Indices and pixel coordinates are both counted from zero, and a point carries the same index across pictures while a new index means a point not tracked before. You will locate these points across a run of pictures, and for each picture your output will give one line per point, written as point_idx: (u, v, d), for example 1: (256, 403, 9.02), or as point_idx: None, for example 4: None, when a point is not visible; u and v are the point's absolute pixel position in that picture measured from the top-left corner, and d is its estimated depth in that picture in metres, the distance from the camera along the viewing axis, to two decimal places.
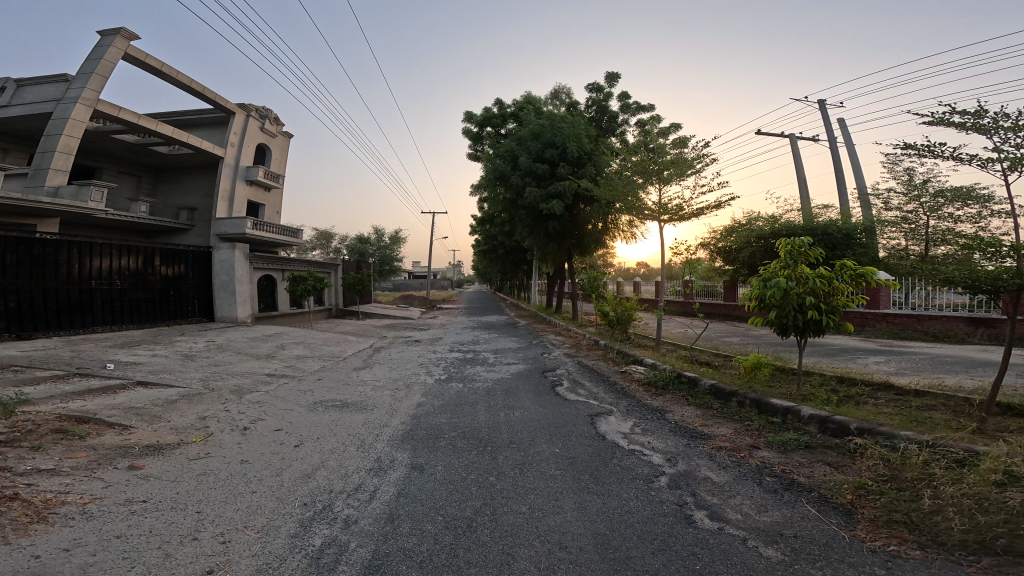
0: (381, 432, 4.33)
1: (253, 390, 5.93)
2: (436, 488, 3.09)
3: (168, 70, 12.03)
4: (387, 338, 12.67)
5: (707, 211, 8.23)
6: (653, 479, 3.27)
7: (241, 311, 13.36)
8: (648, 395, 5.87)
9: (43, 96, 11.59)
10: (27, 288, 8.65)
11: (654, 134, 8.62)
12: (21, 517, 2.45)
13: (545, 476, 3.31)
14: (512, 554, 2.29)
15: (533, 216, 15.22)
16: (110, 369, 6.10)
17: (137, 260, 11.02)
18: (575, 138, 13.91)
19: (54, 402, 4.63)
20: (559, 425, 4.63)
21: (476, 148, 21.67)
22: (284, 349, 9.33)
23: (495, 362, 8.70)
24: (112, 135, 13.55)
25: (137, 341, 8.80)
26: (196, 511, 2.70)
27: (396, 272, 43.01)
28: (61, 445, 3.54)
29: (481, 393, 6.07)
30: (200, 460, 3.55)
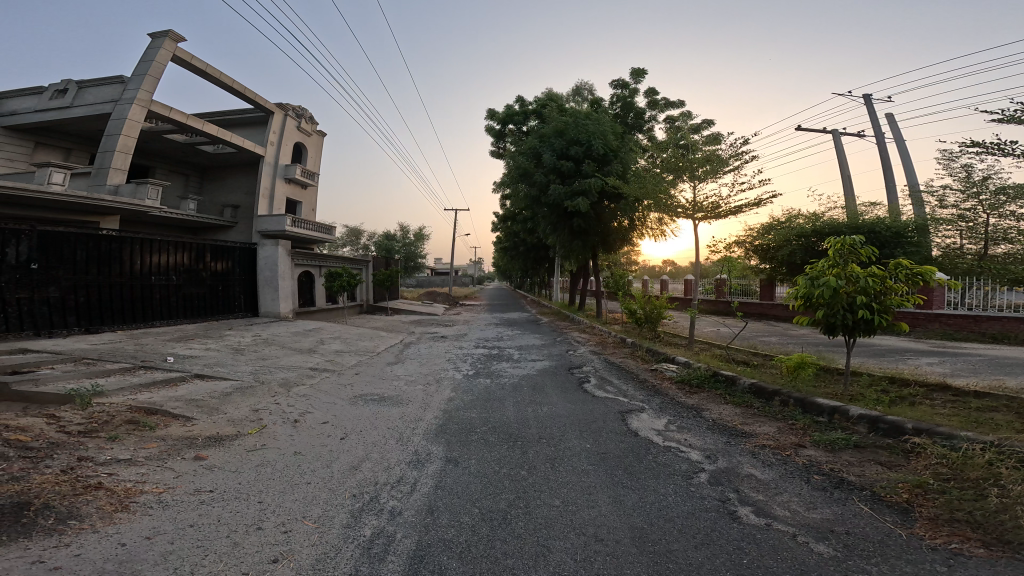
0: (416, 426, 4.43)
1: (299, 384, 6.14)
2: (471, 481, 3.15)
3: (212, 70, 12.46)
4: (416, 334, 12.87)
5: (746, 209, 8.04)
6: (693, 475, 3.26)
7: (282, 306, 13.76)
8: (683, 394, 5.81)
9: (102, 98, 12.19)
10: (95, 283, 9.09)
11: (687, 130, 8.50)
12: (107, 506, 2.65)
13: (578, 470, 3.35)
14: (547, 546, 2.32)
15: (558, 214, 15.20)
16: (170, 362, 6.42)
17: (188, 256, 11.45)
18: (601, 136, 13.81)
19: (125, 393, 4.91)
20: (589, 421, 4.65)
21: (499, 146, 21.87)
22: (322, 344, 9.58)
23: (521, 358, 8.76)
24: (161, 135, 14.15)
25: (189, 334, 9.17)
26: (257, 502, 2.84)
27: (420, 269, 43.57)
28: (134, 436, 3.78)
29: (508, 389, 6.13)
30: (256, 451, 3.72)
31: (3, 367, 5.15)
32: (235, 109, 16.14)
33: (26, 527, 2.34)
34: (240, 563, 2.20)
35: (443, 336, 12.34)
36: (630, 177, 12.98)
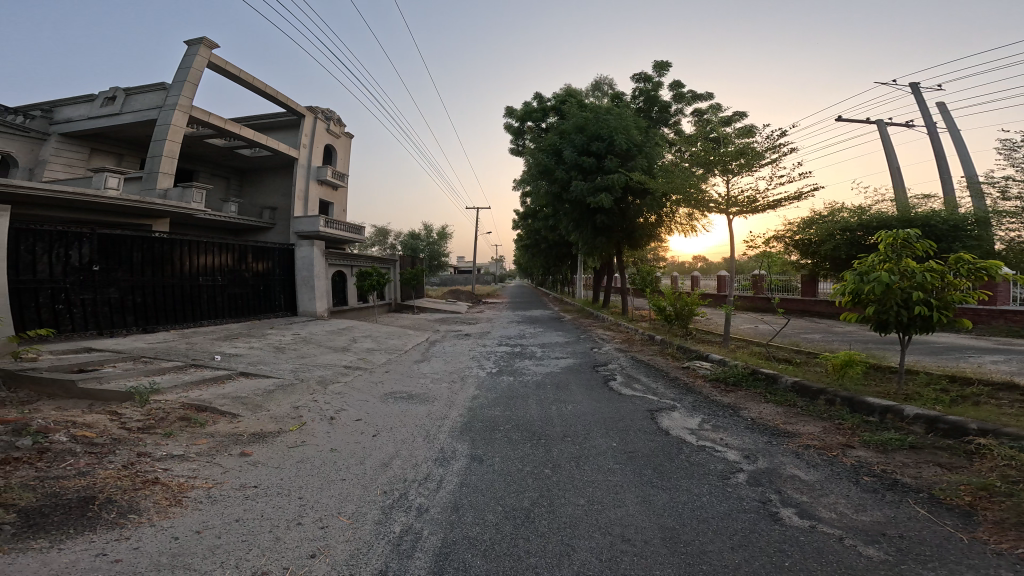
0: (442, 424, 4.49)
1: (334, 381, 6.32)
2: (495, 479, 3.18)
3: (246, 75, 12.86)
4: (441, 332, 13.02)
5: (785, 202, 7.80)
6: (729, 475, 3.21)
7: (318, 305, 14.11)
8: (718, 392, 5.73)
9: (147, 105, 12.79)
10: (151, 284, 9.52)
11: (717, 123, 8.32)
12: (163, 500, 2.84)
13: (603, 469, 3.34)
14: (572, 545, 2.33)
15: (581, 211, 15.10)
16: (217, 360, 6.71)
17: (232, 257, 11.85)
18: (624, 131, 13.61)
19: (179, 390, 5.17)
20: (617, 420, 4.63)
21: (518, 143, 21.88)
22: (356, 342, 9.83)
23: (544, 356, 8.77)
24: (202, 140, 14.75)
25: (234, 333, 9.55)
26: (298, 497, 2.95)
27: (443, 267, 44.05)
28: (187, 433, 4.02)
29: (531, 387, 6.15)
30: (296, 448, 3.88)
31: (72, 363, 5.51)
32: (268, 114, 16.68)
33: (92, 521, 2.53)
34: (281, 556, 2.29)
35: (467, 334, 12.45)
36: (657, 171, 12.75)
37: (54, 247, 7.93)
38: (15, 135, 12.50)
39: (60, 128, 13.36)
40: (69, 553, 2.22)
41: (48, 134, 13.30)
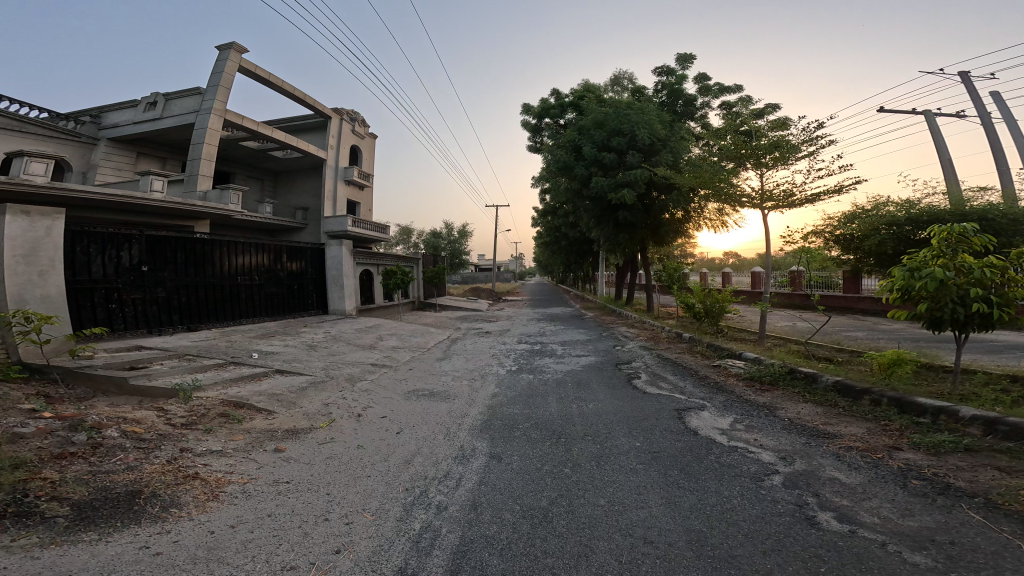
0: (462, 422, 4.51)
1: (362, 379, 6.44)
2: (513, 477, 3.16)
3: (275, 79, 13.21)
4: (462, 330, 13.10)
5: (823, 197, 7.54)
6: (763, 478, 3.13)
7: (348, 304, 14.34)
8: (752, 391, 5.60)
9: (185, 109, 13.32)
10: (194, 284, 9.81)
11: (748, 116, 8.11)
12: (201, 495, 2.94)
13: (625, 469, 3.29)
14: (590, 546, 2.28)
15: (602, 207, 14.97)
16: (255, 357, 6.92)
17: (268, 257, 12.15)
18: (646, 125, 13.33)
19: (220, 387, 5.38)
20: (641, 419, 4.56)
21: (535, 140, 21.83)
22: (382, 340, 10.00)
23: (564, 354, 8.72)
24: (237, 143, 15.25)
25: (270, 331, 9.84)
26: (326, 493, 3.02)
27: (464, 265, 44.38)
28: (226, 429, 4.18)
29: (552, 384, 6.14)
30: (327, 444, 3.97)
31: (123, 360, 5.78)
32: (296, 117, 17.10)
33: (138, 514, 2.66)
34: (308, 552, 2.34)
35: (487, 332, 12.50)
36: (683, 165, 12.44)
37: (106, 249, 8.15)
38: (67, 141, 13.16)
39: (107, 133, 13.99)
40: (114, 545, 2.33)
41: (97, 139, 13.94)
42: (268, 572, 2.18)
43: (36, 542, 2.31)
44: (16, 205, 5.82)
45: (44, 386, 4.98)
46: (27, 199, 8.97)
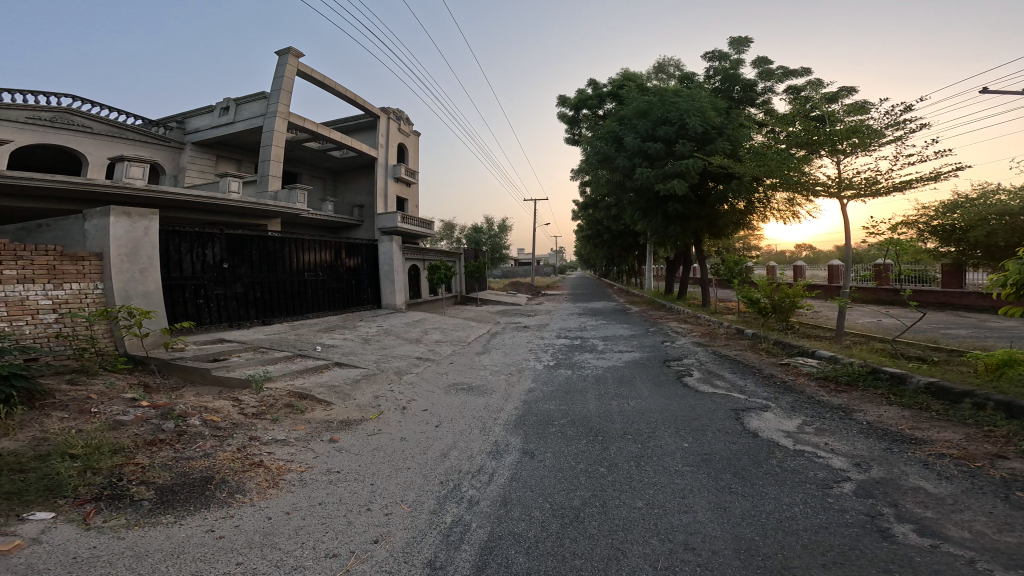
0: (498, 416, 4.49)
1: (408, 372, 6.60)
2: (546, 475, 3.07)
3: (329, 82, 13.82)
4: (501, 324, 13.15)
5: (917, 183, 6.83)
6: (831, 485, 2.86)
7: (399, 299, 14.65)
8: (825, 392, 5.18)
9: (254, 114, 14.27)
10: (267, 280, 10.13)
11: (820, 100, 7.55)
12: (263, 481, 3.10)
13: (669, 471, 3.12)
14: (623, 549, 2.16)
15: (648, 199, 14.47)
16: (318, 350, 7.27)
17: (330, 253, 12.44)
18: (697, 113, 12.66)
19: (289, 377, 5.70)
20: (689, 418, 4.33)
21: (573, 132, 21.50)
22: (427, 334, 10.20)
23: (605, 349, 8.50)
24: (301, 144, 16.10)
25: (331, 325, 10.30)
26: (370, 484, 3.07)
27: (504, 259, 44.63)
28: (290, 419, 4.41)
29: (592, 380, 6.00)
30: (375, 435, 4.08)
31: (207, 352, 6.23)
32: (349, 118, 17.82)
33: (208, 498, 2.84)
34: (348, 540, 2.39)
35: (525, 326, 12.48)
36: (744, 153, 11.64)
37: (192, 247, 8.46)
38: (160, 146, 14.44)
39: (192, 138, 15.19)
40: (186, 528, 2.49)
41: (183, 144, 15.12)
42: (312, 559, 2.22)
43: (123, 523, 2.51)
44: (118, 206, 6.26)
45: (142, 376, 5.47)
46: (123, 199, 10.00)
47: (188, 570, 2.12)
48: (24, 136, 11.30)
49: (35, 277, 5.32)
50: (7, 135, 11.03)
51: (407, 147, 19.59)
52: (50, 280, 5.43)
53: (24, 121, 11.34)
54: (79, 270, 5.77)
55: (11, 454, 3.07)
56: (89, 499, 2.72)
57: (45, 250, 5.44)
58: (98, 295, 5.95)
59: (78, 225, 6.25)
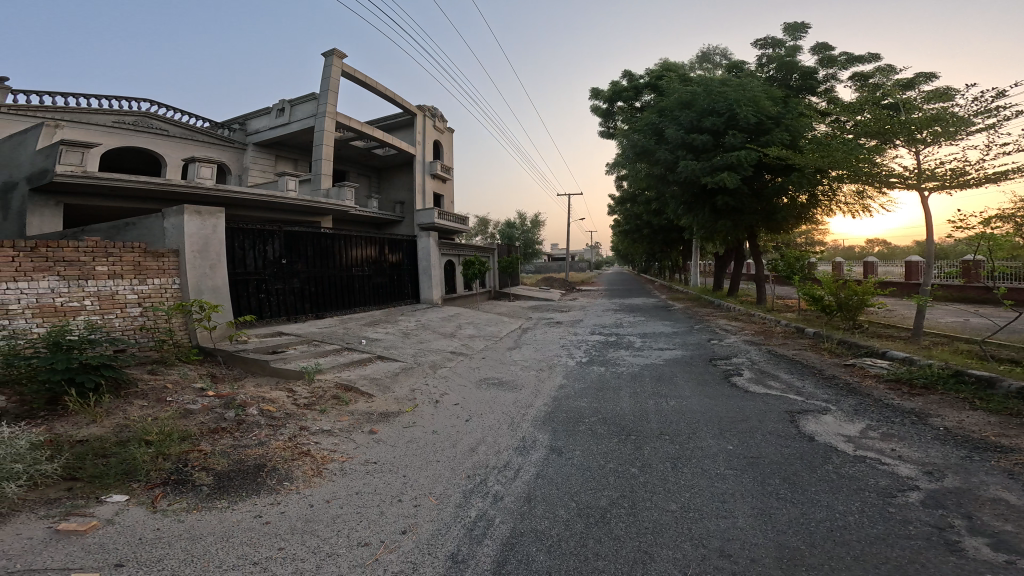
0: (527, 412, 4.46)
1: (443, 366, 6.71)
2: (573, 473, 3.01)
3: (371, 81, 14.23)
4: (533, 320, 13.12)
5: (1013, 174, 6.16)
6: (895, 494, 2.63)
7: (436, 293, 14.89)
8: (896, 395, 4.79)
9: (306, 113, 14.99)
10: (320, 276, 10.46)
11: (893, 86, 7.03)
12: (308, 470, 3.23)
13: (710, 474, 2.97)
14: (650, 553, 2.08)
15: (693, 192, 13.96)
16: (364, 343, 7.52)
17: (375, 249, 12.70)
18: (748, 103, 12.06)
19: (337, 369, 5.94)
20: (737, 420, 4.13)
21: (608, 125, 21.03)
22: (461, 329, 10.33)
23: (644, 346, 8.27)
24: (348, 143, 16.70)
25: (376, 319, 10.62)
26: (402, 476, 3.13)
27: (537, 255, 44.59)
28: (336, 409, 4.58)
29: (626, 378, 5.85)
30: (409, 428, 4.15)
31: (266, 345, 6.56)
32: (389, 118, 18.29)
33: (259, 485, 2.99)
34: (378, 529, 2.44)
35: (559, 322, 12.39)
36: (806, 143, 10.89)
37: (254, 244, 8.80)
38: (226, 147, 15.34)
39: (254, 139, 16.00)
40: (237, 513, 2.63)
41: (246, 144, 16.02)
42: (345, 547, 2.28)
43: (185, 506, 2.69)
44: (190, 205, 6.57)
45: (210, 367, 5.84)
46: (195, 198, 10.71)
47: (236, 553, 2.23)
48: (112, 139, 12.35)
49: (123, 273, 5.77)
50: (98, 138, 12.10)
51: (443, 143, 19.91)
52: (136, 276, 5.88)
53: (110, 125, 12.39)
54: (160, 266, 6.21)
55: (97, 440, 3.37)
56: (158, 484, 2.94)
57: (131, 247, 5.90)
58: (175, 290, 6.36)
59: (158, 223, 6.62)
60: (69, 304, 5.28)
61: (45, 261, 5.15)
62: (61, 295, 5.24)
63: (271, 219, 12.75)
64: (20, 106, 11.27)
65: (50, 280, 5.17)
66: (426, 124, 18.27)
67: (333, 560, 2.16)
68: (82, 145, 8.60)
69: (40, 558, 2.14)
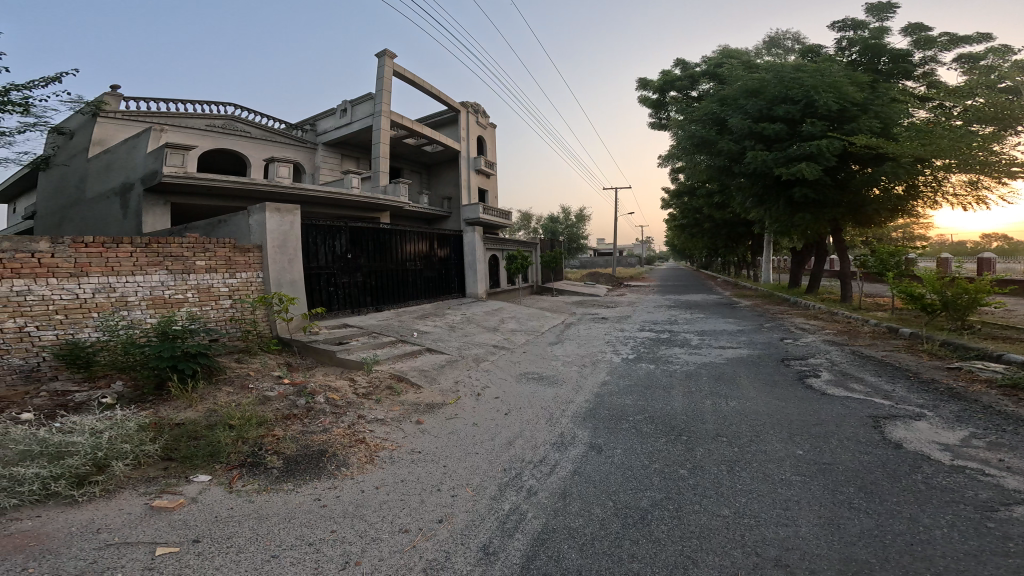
0: (567, 408, 4.38)
1: (486, 359, 6.77)
2: (612, 471, 2.90)
3: (419, 79, 14.71)
4: (577, 315, 12.95)
5: None
6: (999, 508, 2.29)
7: (480, 287, 15.07)
8: (1008, 402, 4.19)
9: (364, 113, 15.82)
10: (379, 269, 10.89)
11: (1009, 66, 6.26)
12: (363, 456, 3.38)
13: (770, 479, 2.74)
14: (693, 559, 1.95)
15: (766, 184, 13.05)
16: (415, 336, 7.76)
17: (426, 244, 13.02)
18: (828, 89, 11.04)
19: (392, 360, 6.18)
20: (811, 424, 3.79)
21: (660, 116, 20.26)
22: (504, 323, 10.40)
23: (701, 345, 7.85)
24: (401, 142, 17.30)
25: (427, 312, 10.93)
26: (443, 466, 3.18)
27: (581, 250, 44.07)
28: (389, 399, 4.77)
29: (677, 376, 5.57)
30: (451, 419, 4.22)
31: (334, 336, 6.95)
32: (435, 114, 18.74)
33: (320, 469, 3.16)
34: (417, 517, 2.49)
35: (605, 317, 12.11)
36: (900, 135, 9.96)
37: (325, 239, 9.33)
38: (300, 147, 16.45)
39: (322, 139, 17.11)
40: (298, 496, 2.80)
41: (316, 144, 17.05)
42: (387, 532, 2.35)
43: (256, 487, 2.91)
44: (270, 203, 7.04)
45: (288, 357, 6.31)
46: (274, 196, 11.63)
47: (295, 533, 2.37)
48: (206, 141, 13.69)
49: (217, 267, 6.36)
50: (196, 141, 13.44)
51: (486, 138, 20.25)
52: (227, 270, 6.46)
53: (205, 129, 13.69)
54: (246, 261, 6.74)
55: (191, 423, 3.73)
56: (236, 465, 3.21)
57: (223, 243, 6.47)
58: (259, 284, 6.89)
59: (244, 220, 7.15)
60: (175, 297, 5.89)
61: (156, 257, 5.76)
62: (169, 287, 5.85)
63: (336, 215, 13.59)
64: (129, 113, 12.67)
65: (160, 274, 5.78)
66: (469, 120, 18.69)
67: (376, 545, 2.22)
68: (182, 147, 9.66)
69: (135, 531, 2.39)
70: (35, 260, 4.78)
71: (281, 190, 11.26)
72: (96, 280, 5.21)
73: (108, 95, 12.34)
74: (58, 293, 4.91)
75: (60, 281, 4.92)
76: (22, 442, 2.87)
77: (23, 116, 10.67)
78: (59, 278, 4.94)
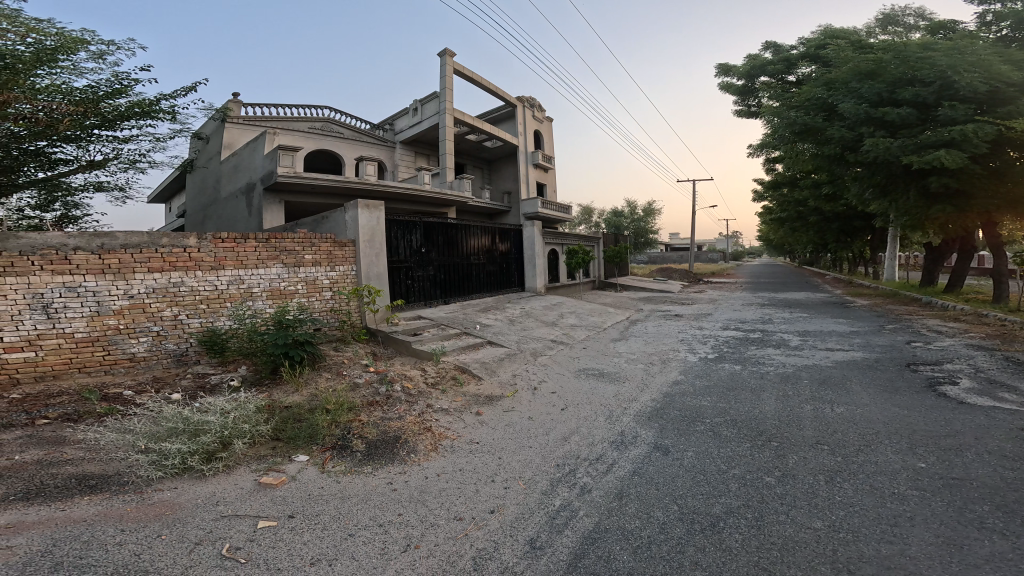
0: (629, 407, 4.15)
1: (544, 354, 6.73)
2: (679, 474, 2.69)
3: (477, 76, 15.22)
4: (646, 311, 12.36)
5: None
6: None
7: (539, 282, 14.99)
8: None
9: (432, 112, 16.76)
10: (447, 263, 11.34)
11: None
12: (429, 444, 3.52)
13: (874, 493, 2.35)
14: (770, 571, 1.74)
15: (889, 173, 11.24)
16: (479, 328, 7.94)
17: (488, 238, 13.26)
18: (971, 68, 9.37)
19: (458, 352, 6.40)
20: (939, 435, 3.18)
21: (749, 103, 18.78)
22: (563, 317, 10.30)
23: (803, 346, 6.97)
24: (464, 138, 17.88)
25: (489, 305, 11.17)
26: (497, 458, 3.20)
27: (652, 245, 42.25)
28: (453, 390, 4.94)
29: (767, 379, 5.02)
30: (509, 412, 4.25)
31: (412, 326, 7.33)
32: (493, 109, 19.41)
33: (393, 455, 3.34)
34: (470, 505, 2.53)
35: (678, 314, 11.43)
36: None
37: (404, 233, 9.92)
38: (382, 146, 17.78)
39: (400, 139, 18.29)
40: (375, 479, 2.99)
41: (394, 142, 18.28)
42: (443, 518, 2.41)
43: (343, 469, 3.16)
44: (362, 200, 7.57)
45: (373, 346, 6.82)
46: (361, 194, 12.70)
47: (369, 514, 2.53)
48: (310, 142, 15.40)
49: (320, 261, 7.06)
50: (302, 143, 15.23)
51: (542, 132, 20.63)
52: (328, 263, 7.14)
53: (309, 130, 15.40)
54: (344, 255, 7.39)
55: (296, 407, 4.19)
56: (329, 447, 3.51)
57: (325, 238, 7.13)
58: (354, 277, 7.49)
59: (341, 216, 7.73)
60: (288, 289, 6.64)
61: (275, 252, 6.52)
62: (284, 280, 6.61)
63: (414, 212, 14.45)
64: (249, 119, 14.54)
65: (277, 267, 6.54)
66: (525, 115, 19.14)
67: (433, 530, 2.29)
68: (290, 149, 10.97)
69: (244, 505, 2.72)
70: (186, 254, 5.71)
71: (369, 190, 12.31)
72: (230, 273, 6.06)
73: (233, 102, 14.23)
74: (203, 284, 5.81)
75: (203, 273, 5.82)
76: (170, 420, 3.38)
77: (173, 123, 12.85)
78: (204, 271, 5.85)
